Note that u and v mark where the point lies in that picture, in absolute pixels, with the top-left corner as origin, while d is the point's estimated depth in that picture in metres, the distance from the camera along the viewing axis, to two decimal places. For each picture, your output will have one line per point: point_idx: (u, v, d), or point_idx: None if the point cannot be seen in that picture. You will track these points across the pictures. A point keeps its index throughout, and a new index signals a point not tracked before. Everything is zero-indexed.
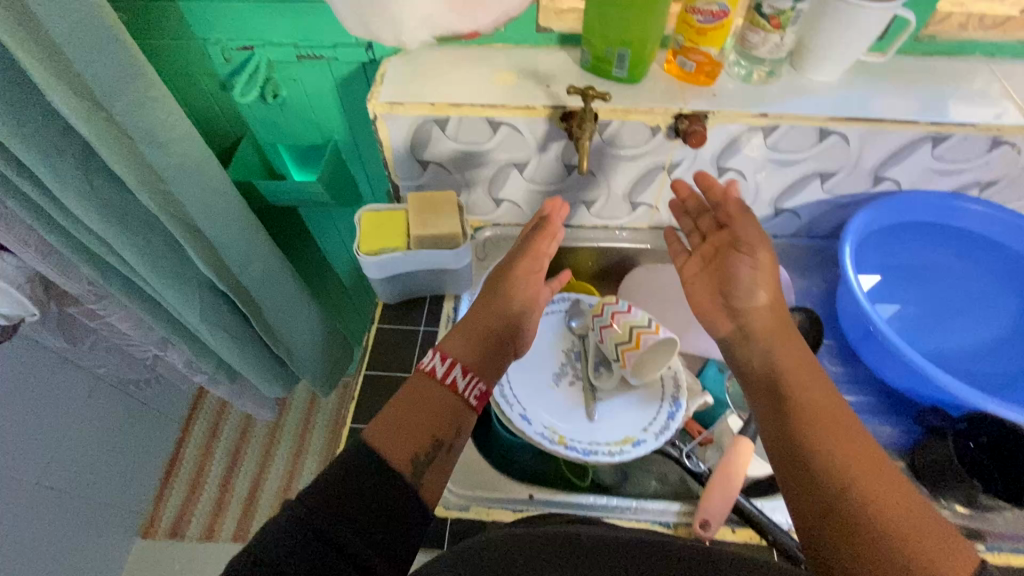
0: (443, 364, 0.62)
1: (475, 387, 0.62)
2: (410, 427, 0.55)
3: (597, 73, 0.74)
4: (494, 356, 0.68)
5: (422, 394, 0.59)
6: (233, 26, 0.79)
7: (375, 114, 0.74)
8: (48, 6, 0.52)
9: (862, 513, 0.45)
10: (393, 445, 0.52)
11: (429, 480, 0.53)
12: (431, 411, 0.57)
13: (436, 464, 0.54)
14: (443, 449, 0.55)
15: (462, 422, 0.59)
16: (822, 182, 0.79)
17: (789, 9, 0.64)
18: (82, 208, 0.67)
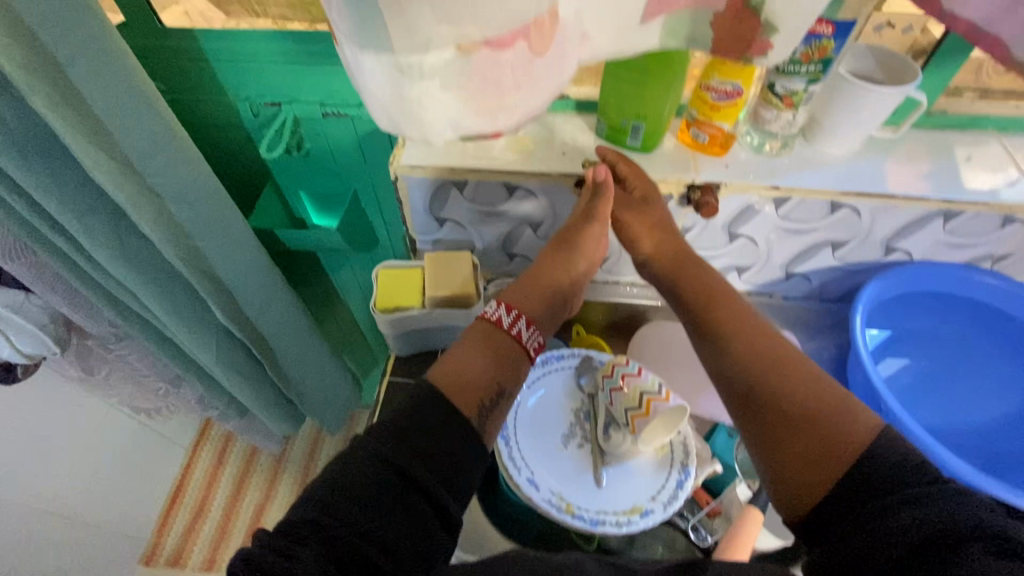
0: (508, 315, 0.65)
1: (536, 338, 0.65)
2: (476, 373, 0.59)
3: (612, 141, 0.76)
4: (551, 308, 0.71)
5: (487, 341, 0.62)
6: (263, 84, 0.82)
7: (395, 175, 0.76)
8: (91, 83, 0.55)
9: (813, 440, 0.53)
10: (460, 391, 0.57)
11: (492, 423, 0.58)
12: (493, 360, 0.61)
13: (499, 409, 0.59)
14: (504, 397, 0.60)
15: (521, 369, 0.63)
16: (834, 250, 0.80)
17: (801, 90, 0.65)
18: (111, 261, 0.70)
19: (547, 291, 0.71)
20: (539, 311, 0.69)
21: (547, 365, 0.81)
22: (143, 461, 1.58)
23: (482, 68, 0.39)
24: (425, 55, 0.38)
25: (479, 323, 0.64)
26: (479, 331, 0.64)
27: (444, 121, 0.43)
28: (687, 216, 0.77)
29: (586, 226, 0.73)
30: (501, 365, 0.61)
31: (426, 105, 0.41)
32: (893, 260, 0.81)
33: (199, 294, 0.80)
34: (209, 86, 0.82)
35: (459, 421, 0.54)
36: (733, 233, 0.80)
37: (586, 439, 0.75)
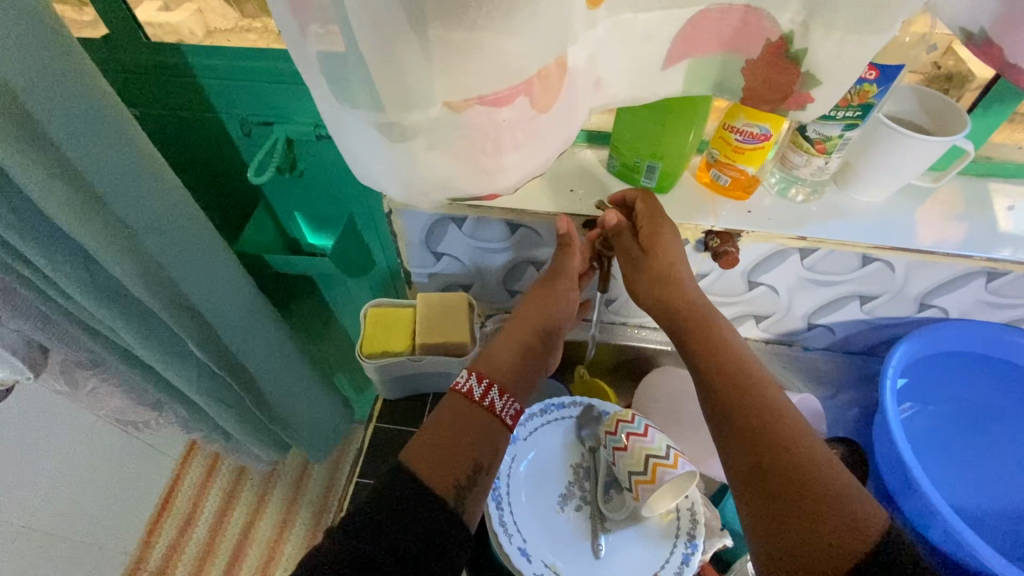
0: (479, 384, 0.60)
1: (512, 406, 0.60)
2: (451, 450, 0.55)
3: (623, 179, 0.70)
4: (531, 368, 0.66)
5: (458, 414, 0.58)
6: (255, 104, 0.77)
7: (389, 208, 0.71)
8: (52, 112, 0.51)
9: (814, 515, 0.46)
10: (435, 471, 0.53)
11: (473, 502, 0.54)
12: (468, 433, 0.57)
13: (478, 486, 0.54)
14: (483, 472, 0.55)
15: (499, 442, 0.58)
16: (861, 303, 0.73)
17: (836, 136, 0.59)
18: (80, 293, 0.65)
19: (523, 352, 0.66)
20: (519, 374, 0.64)
21: (546, 413, 0.75)
22: (129, 474, 1.53)
23: (474, 126, 0.34)
24: (412, 111, 0.33)
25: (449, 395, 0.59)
26: (450, 408, 0.58)
27: (432, 179, 0.37)
28: (704, 261, 0.72)
29: (555, 283, 0.70)
30: (477, 439, 0.57)
31: (409, 163, 0.36)
32: (924, 316, 0.74)
33: (175, 328, 0.75)
34: (197, 104, 0.78)
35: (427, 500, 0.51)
36: (753, 281, 0.73)
37: (585, 501, 0.69)
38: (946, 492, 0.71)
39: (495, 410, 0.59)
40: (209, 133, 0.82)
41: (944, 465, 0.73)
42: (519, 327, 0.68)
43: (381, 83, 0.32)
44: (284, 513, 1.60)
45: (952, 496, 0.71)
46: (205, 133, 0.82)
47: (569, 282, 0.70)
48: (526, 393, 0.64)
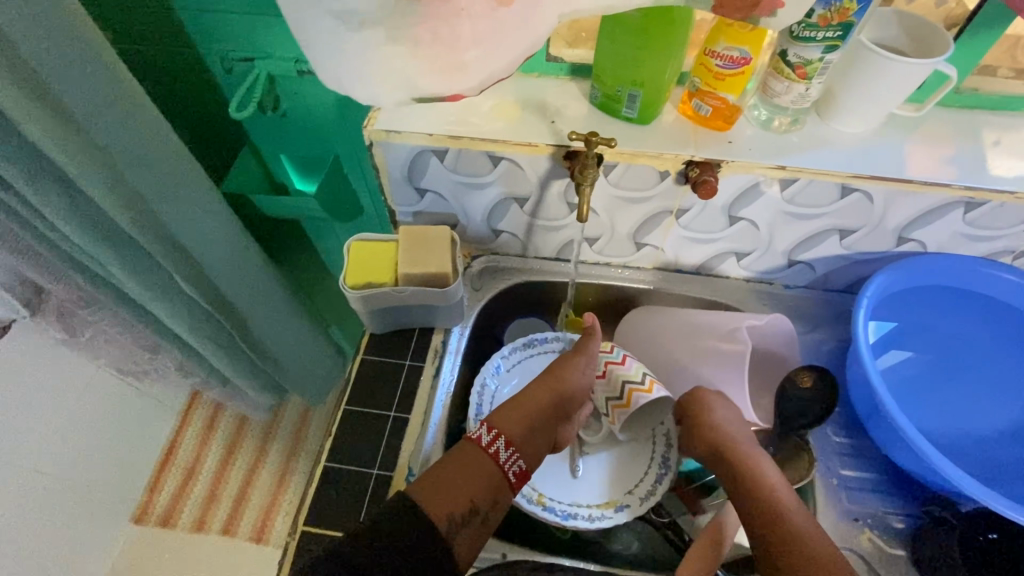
0: (487, 432, 0.61)
1: (517, 461, 0.60)
2: (451, 486, 0.56)
3: (606, 111, 0.69)
4: (547, 431, 0.65)
5: (467, 461, 0.58)
6: (234, 38, 0.76)
7: (370, 140, 0.71)
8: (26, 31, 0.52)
9: None
10: (437, 500, 0.54)
11: (461, 540, 0.54)
12: (472, 479, 0.57)
13: (469, 529, 0.55)
14: (478, 517, 0.56)
15: (499, 494, 0.58)
16: (841, 238, 0.74)
17: (817, 60, 0.59)
18: (67, 225, 0.66)
19: (537, 414, 0.64)
20: (532, 435, 0.63)
21: (534, 344, 0.79)
22: (132, 424, 1.58)
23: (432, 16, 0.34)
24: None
25: (460, 442, 0.61)
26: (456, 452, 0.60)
27: (394, 77, 0.37)
28: (685, 196, 0.72)
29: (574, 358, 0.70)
30: (480, 482, 0.57)
31: (371, 60, 0.36)
32: (903, 251, 0.75)
33: (163, 264, 0.76)
34: (176, 38, 0.77)
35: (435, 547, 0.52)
36: (733, 216, 0.74)
37: None
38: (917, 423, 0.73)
39: (500, 461, 0.60)
40: (191, 70, 0.81)
41: (914, 396, 0.75)
42: (534, 389, 0.66)
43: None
44: (285, 462, 1.65)
45: (922, 426, 0.73)
46: (187, 69, 0.81)
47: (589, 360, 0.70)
48: (537, 454, 0.63)
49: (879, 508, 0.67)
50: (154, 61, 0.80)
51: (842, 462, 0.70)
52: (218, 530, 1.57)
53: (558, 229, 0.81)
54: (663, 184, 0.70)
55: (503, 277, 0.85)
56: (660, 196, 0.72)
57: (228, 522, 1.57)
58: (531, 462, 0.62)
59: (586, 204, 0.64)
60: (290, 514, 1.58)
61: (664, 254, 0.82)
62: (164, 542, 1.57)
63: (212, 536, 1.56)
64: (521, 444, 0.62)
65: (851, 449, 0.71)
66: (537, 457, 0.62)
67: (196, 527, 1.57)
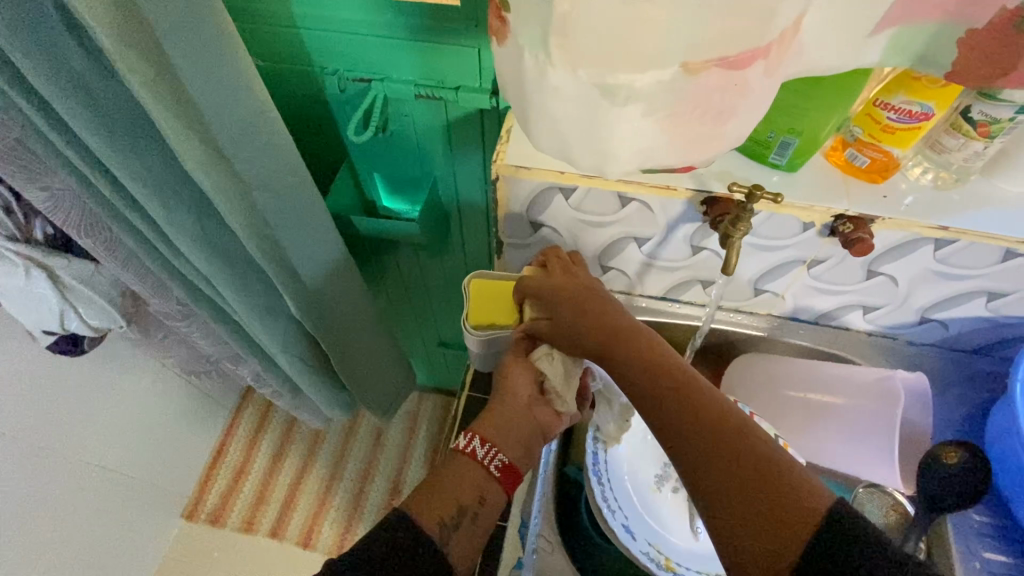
0: (463, 437, 0.64)
1: (496, 457, 0.62)
2: (439, 492, 0.60)
3: (749, 156, 0.65)
4: (525, 421, 0.65)
5: (452, 468, 0.62)
6: (355, 58, 0.74)
7: (498, 175, 0.68)
8: (194, 70, 0.50)
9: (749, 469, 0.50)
10: (425, 508, 0.58)
11: (456, 543, 0.58)
12: (453, 483, 0.61)
13: (462, 529, 0.59)
14: (467, 516, 0.59)
15: (488, 491, 0.62)
16: (987, 300, 0.70)
17: (1007, 119, 0.54)
18: (192, 249, 0.65)
19: (511, 411, 0.64)
20: (512, 430, 0.64)
21: None
22: (189, 422, 1.59)
23: (704, 92, 0.32)
24: (645, 73, 0.30)
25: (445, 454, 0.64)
26: (442, 462, 0.63)
27: (631, 150, 0.35)
28: (825, 247, 0.68)
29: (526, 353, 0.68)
30: (463, 484, 0.61)
31: (616, 132, 0.34)
32: None
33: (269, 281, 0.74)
34: (297, 56, 0.75)
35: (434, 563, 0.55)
36: (872, 270, 0.70)
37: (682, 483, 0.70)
38: None
39: (480, 460, 0.62)
40: (305, 87, 0.79)
41: None
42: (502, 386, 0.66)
43: (613, 36, 0.29)
44: (333, 468, 1.66)
45: None
46: (301, 86, 0.79)
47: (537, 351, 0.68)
48: (521, 447, 0.64)
49: None
50: (271, 77, 0.78)
51: (984, 544, 0.66)
52: (265, 532, 1.57)
53: (674, 270, 0.77)
54: (803, 234, 0.67)
55: None
56: (796, 246, 0.69)
57: (277, 525, 1.58)
58: (514, 454, 0.63)
59: (734, 255, 0.61)
60: (338, 522, 1.58)
61: (784, 301, 0.78)
62: (212, 541, 1.57)
63: (261, 538, 1.57)
64: (499, 439, 0.63)
65: (993, 530, 0.67)
66: (520, 449, 0.64)
67: (245, 527, 1.57)
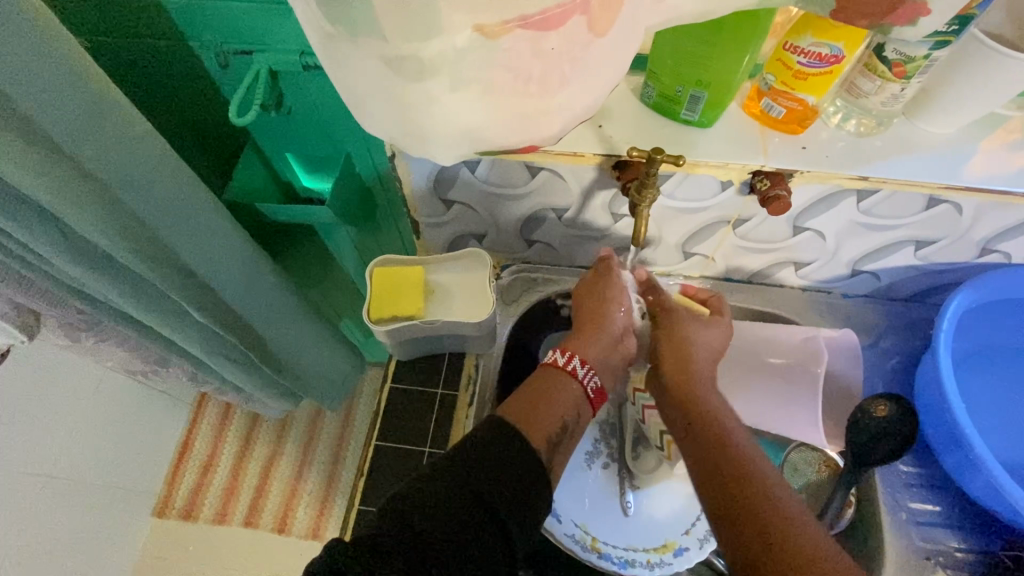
0: (562, 354, 0.60)
1: (594, 379, 0.59)
2: (541, 408, 0.55)
3: (662, 112, 0.60)
4: (616, 346, 0.62)
5: (549, 385, 0.58)
6: (229, 28, 0.65)
7: (392, 150, 0.62)
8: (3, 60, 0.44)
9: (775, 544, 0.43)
10: (530, 421, 0.53)
11: (556, 461, 0.54)
12: (556, 397, 0.56)
13: (561, 447, 0.54)
14: (568, 433, 0.56)
15: (581, 411, 0.58)
16: (916, 248, 0.68)
17: (922, 57, 0.49)
18: (59, 257, 0.59)
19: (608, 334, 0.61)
20: (609, 352, 0.61)
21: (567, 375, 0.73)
22: None
23: (511, 57, 0.29)
24: (430, 41, 0.29)
25: (538, 369, 0.60)
26: (541, 377, 0.59)
27: (454, 129, 0.35)
28: (747, 206, 0.64)
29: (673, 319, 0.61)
30: (562, 401, 0.57)
31: None
32: (985, 262, 0.69)
33: (176, 301, 0.72)
34: (163, 29, 0.66)
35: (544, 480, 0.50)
36: (798, 226, 0.67)
37: (612, 458, 0.69)
38: (1012, 453, 0.66)
39: (578, 378, 0.59)
40: (180, 66, 0.70)
41: (1009, 424, 0.67)
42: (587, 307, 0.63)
43: (399, 11, 0.28)
44: (301, 459, 1.47)
45: (1016, 456, 0.65)
46: (176, 64, 0.70)
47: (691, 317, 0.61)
48: (612, 370, 0.62)
49: (946, 543, 0.65)
50: (141, 55, 0.69)
51: (911, 494, 0.67)
52: (239, 523, 1.41)
53: (600, 239, 0.73)
54: (723, 194, 0.63)
55: (535, 291, 0.78)
56: (718, 206, 0.65)
57: (251, 513, 1.42)
58: (605, 378, 0.61)
59: (641, 225, 0.57)
60: (312, 505, 1.43)
61: (715, 263, 0.75)
62: (184, 538, 1.42)
63: (234, 529, 1.41)
64: (597, 360, 0.60)
65: (919, 479, 0.68)
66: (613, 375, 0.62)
67: (218, 518, 1.42)
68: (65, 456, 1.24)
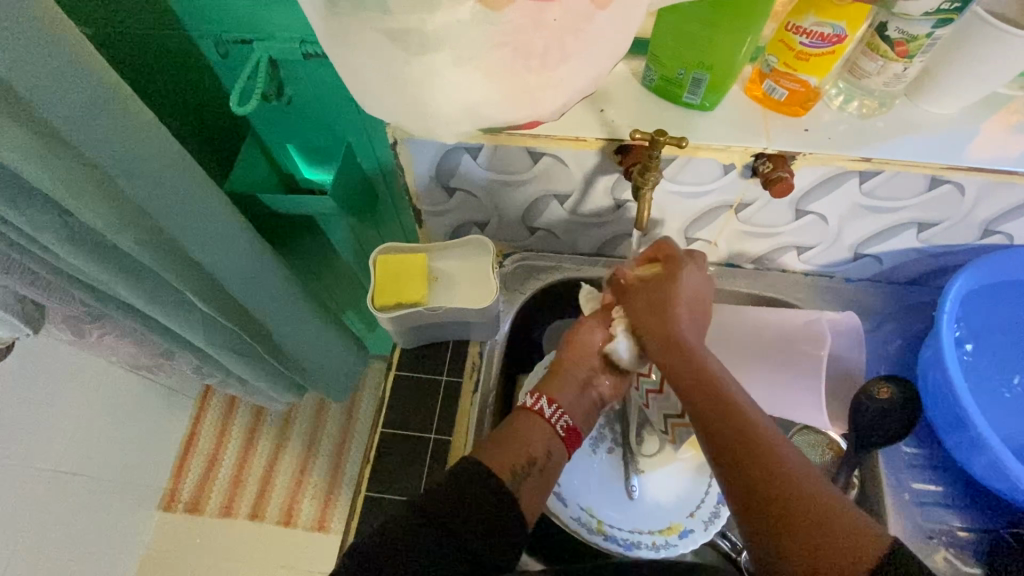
0: (530, 396, 0.62)
1: (563, 417, 0.60)
2: (508, 444, 0.57)
3: (663, 96, 0.59)
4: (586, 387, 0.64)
5: (518, 427, 0.59)
6: (228, 16, 0.65)
7: (394, 137, 0.62)
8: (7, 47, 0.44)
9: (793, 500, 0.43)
10: (497, 456, 0.55)
11: (524, 494, 0.54)
12: (524, 435, 0.58)
13: (531, 482, 0.55)
14: (537, 469, 0.56)
15: (553, 448, 0.59)
16: (919, 230, 0.68)
17: (924, 35, 0.49)
18: (62, 247, 0.60)
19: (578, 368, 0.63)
20: (582, 396, 0.63)
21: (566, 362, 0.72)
22: None
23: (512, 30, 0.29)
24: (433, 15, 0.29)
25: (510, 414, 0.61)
26: (514, 422, 0.60)
27: (457, 105, 0.35)
28: (750, 190, 0.64)
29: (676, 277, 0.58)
30: (532, 439, 0.58)
31: None
32: (987, 244, 0.69)
33: (180, 291, 0.73)
34: (163, 19, 0.66)
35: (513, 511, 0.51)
36: (800, 209, 0.67)
37: (616, 443, 0.70)
38: (1014, 432, 0.66)
39: (547, 419, 0.60)
40: (181, 56, 0.70)
41: (1011, 403, 0.67)
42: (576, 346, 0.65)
43: None
44: (305, 452, 1.48)
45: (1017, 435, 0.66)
46: (176, 54, 0.70)
47: (698, 274, 0.59)
48: (586, 412, 0.63)
49: (948, 522, 0.65)
50: (140, 45, 0.69)
51: (913, 475, 0.68)
52: (246, 515, 1.42)
53: (602, 225, 0.73)
54: (725, 177, 0.63)
55: (538, 279, 0.78)
56: (721, 190, 0.65)
57: (257, 506, 1.43)
58: (578, 418, 0.62)
59: (645, 208, 0.57)
60: (317, 497, 1.44)
61: (717, 248, 0.75)
62: (190, 530, 1.43)
63: (241, 522, 1.42)
64: (569, 403, 0.62)
65: (922, 460, 0.68)
66: (587, 418, 0.63)
67: (224, 511, 1.43)
68: (72, 452, 1.24)
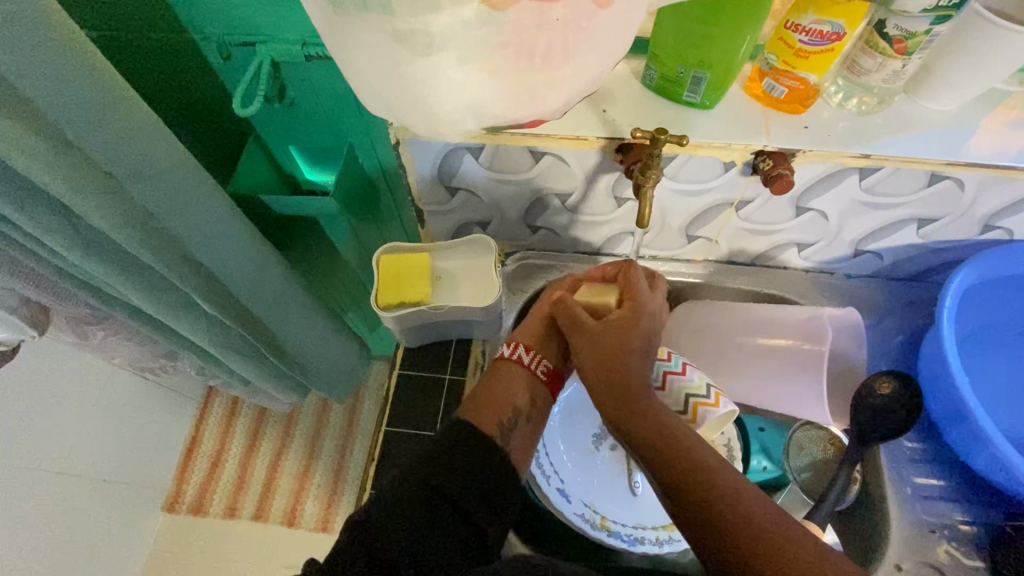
0: (507, 346, 0.68)
1: (541, 361, 0.67)
2: (492, 398, 0.63)
3: (663, 94, 0.60)
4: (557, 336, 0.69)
5: (500, 376, 0.66)
6: (230, 18, 0.65)
7: (396, 137, 0.62)
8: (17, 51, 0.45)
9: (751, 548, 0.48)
10: (482, 413, 0.61)
11: (516, 446, 0.61)
12: (507, 387, 0.64)
13: (519, 429, 0.62)
14: (522, 418, 0.63)
15: (536, 394, 0.66)
16: (919, 226, 0.68)
17: (922, 32, 0.50)
18: (67, 247, 0.60)
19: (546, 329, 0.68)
20: (551, 338, 0.68)
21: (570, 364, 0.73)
22: None
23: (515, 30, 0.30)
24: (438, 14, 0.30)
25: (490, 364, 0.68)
26: (494, 372, 0.66)
27: (460, 103, 0.35)
28: (750, 187, 0.65)
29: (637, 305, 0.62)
30: (514, 387, 0.64)
31: None
32: (987, 239, 0.69)
33: (184, 291, 0.73)
34: (165, 22, 0.66)
35: (507, 475, 0.57)
36: (801, 206, 0.67)
37: None
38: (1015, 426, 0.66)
39: (526, 365, 0.66)
40: (184, 59, 0.71)
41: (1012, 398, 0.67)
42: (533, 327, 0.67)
43: None
44: (308, 452, 1.49)
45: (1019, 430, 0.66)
46: (179, 57, 0.71)
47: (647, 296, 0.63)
48: (561, 351, 0.69)
49: (951, 515, 0.65)
50: (143, 48, 0.69)
51: (916, 470, 0.68)
52: (250, 516, 1.43)
53: (604, 223, 0.74)
54: (726, 174, 0.63)
55: (541, 278, 0.78)
56: (721, 187, 0.65)
57: (260, 507, 1.43)
58: (556, 360, 0.68)
59: (647, 206, 0.57)
60: (320, 497, 1.44)
61: (718, 245, 0.76)
62: (196, 530, 1.43)
63: (245, 523, 1.42)
64: (542, 346, 0.68)
65: (924, 454, 0.69)
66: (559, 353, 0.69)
67: (228, 512, 1.43)
68: (77, 453, 1.25)
